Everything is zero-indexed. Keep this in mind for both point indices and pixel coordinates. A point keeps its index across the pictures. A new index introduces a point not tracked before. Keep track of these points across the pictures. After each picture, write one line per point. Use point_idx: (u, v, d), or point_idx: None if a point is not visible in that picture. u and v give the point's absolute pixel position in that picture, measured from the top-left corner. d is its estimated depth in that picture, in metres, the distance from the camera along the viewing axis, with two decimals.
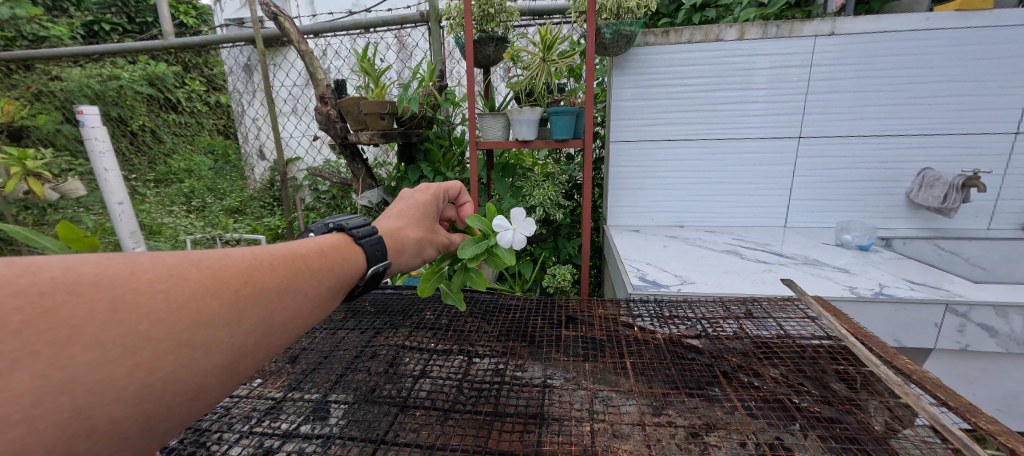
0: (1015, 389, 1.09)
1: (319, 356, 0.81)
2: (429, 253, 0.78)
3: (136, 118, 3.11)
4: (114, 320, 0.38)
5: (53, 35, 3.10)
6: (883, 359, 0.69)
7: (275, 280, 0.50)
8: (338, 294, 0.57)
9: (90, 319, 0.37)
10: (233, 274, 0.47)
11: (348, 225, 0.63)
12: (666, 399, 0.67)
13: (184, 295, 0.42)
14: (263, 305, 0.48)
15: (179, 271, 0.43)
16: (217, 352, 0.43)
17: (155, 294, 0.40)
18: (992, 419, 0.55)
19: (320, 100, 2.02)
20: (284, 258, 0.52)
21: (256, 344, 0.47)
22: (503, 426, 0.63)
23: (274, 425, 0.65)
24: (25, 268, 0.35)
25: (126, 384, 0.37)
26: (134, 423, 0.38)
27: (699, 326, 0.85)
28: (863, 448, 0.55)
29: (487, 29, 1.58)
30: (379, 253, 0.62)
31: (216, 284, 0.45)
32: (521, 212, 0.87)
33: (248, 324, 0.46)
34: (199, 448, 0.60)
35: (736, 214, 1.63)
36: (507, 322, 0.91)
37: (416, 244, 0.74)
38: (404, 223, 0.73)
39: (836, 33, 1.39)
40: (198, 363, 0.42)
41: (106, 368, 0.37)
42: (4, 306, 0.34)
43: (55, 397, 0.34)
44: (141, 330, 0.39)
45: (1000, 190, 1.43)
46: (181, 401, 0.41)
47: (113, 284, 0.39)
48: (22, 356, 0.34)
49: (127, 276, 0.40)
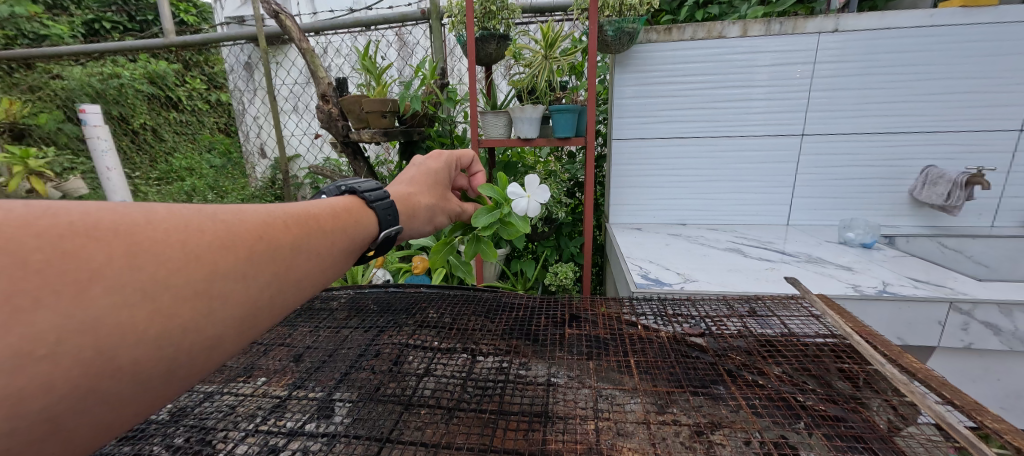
0: (1020, 387, 1.08)
1: (323, 355, 0.81)
2: (440, 220, 0.78)
3: (136, 116, 3.11)
4: (134, 266, 0.37)
5: (54, 34, 3.11)
6: (888, 358, 0.69)
7: (290, 238, 0.49)
8: (349, 257, 0.57)
9: (110, 264, 0.36)
10: (249, 229, 0.46)
11: (360, 188, 0.62)
12: (671, 398, 0.67)
13: (202, 247, 0.41)
14: (278, 261, 0.47)
15: (196, 222, 0.42)
16: (234, 304, 0.43)
17: (173, 244, 0.39)
18: (999, 417, 0.55)
19: (322, 98, 2.00)
20: (298, 217, 0.51)
21: (272, 299, 0.46)
22: (508, 424, 0.63)
23: (279, 423, 0.65)
24: (44, 211, 0.34)
25: (146, 330, 0.37)
26: (155, 368, 0.38)
27: (702, 325, 0.85)
28: (869, 447, 0.55)
29: (489, 27, 1.57)
30: (391, 217, 0.62)
31: (231, 237, 0.44)
32: (535, 180, 0.92)
33: (263, 278, 0.45)
34: (204, 447, 0.60)
35: (738, 213, 1.63)
36: (511, 319, 0.91)
37: (429, 211, 0.74)
38: (417, 190, 0.73)
39: (839, 30, 1.38)
40: (216, 313, 0.41)
41: (126, 311, 0.36)
42: (25, 245, 0.33)
43: (77, 336, 0.34)
44: (160, 278, 0.38)
45: (1004, 187, 1.43)
46: (200, 350, 0.41)
47: (130, 231, 0.38)
48: (44, 295, 0.33)
49: (143, 225, 0.39)
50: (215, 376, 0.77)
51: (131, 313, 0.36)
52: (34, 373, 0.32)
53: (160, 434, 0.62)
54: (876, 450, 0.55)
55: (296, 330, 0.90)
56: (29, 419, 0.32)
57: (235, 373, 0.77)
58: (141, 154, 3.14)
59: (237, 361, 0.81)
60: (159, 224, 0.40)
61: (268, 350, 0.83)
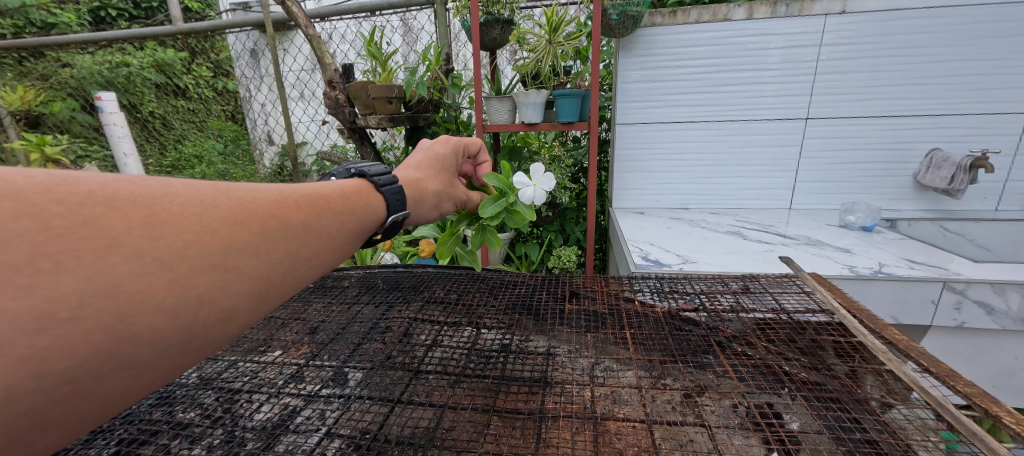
0: (1010, 365, 1.11)
1: (336, 328, 0.85)
2: (446, 207, 0.82)
3: (145, 104, 3.15)
4: (151, 236, 0.38)
5: (62, 22, 3.14)
6: (872, 330, 0.72)
7: (301, 217, 0.50)
8: (358, 237, 0.58)
9: (128, 232, 0.37)
10: (262, 207, 0.47)
11: (370, 172, 0.65)
12: (664, 367, 0.70)
13: (216, 221, 0.42)
14: (290, 238, 0.48)
15: (210, 198, 0.43)
16: (248, 278, 0.44)
17: (189, 217, 0.40)
18: (970, 382, 0.59)
19: (328, 84, 2.01)
20: (308, 197, 0.52)
21: (284, 275, 0.47)
22: (511, 389, 0.67)
23: (300, 386, 0.71)
24: (63, 179, 0.35)
25: (163, 298, 0.38)
26: (173, 336, 0.39)
27: (697, 300, 0.88)
28: (843, 407, 0.60)
29: (492, 12, 1.61)
30: (399, 202, 0.64)
31: (244, 213, 0.45)
32: (540, 169, 0.95)
33: (276, 255, 0.46)
34: (232, 405, 0.66)
35: (741, 197, 1.65)
36: (513, 296, 0.95)
37: (435, 197, 0.77)
38: (423, 175, 0.76)
39: (847, 11, 1.38)
40: (231, 286, 0.42)
41: (144, 279, 0.37)
42: (45, 210, 0.34)
43: (98, 301, 0.35)
44: (177, 249, 0.39)
45: (1009, 171, 1.43)
46: (215, 322, 0.42)
47: (147, 202, 0.39)
48: (66, 260, 0.34)
49: (160, 197, 0.40)
50: (239, 346, 0.82)
51: (149, 281, 0.37)
52: (58, 334, 0.33)
53: (189, 396, 0.68)
54: (850, 409, 0.60)
55: (312, 305, 0.95)
56: (52, 378, 0.33)
57: (255, 344, 0.82)
58: (152, 141, 3.18)
59: (258, 333, 0.86)
60: (176, 196, 0.41)
61: (286, 323, 0.88)
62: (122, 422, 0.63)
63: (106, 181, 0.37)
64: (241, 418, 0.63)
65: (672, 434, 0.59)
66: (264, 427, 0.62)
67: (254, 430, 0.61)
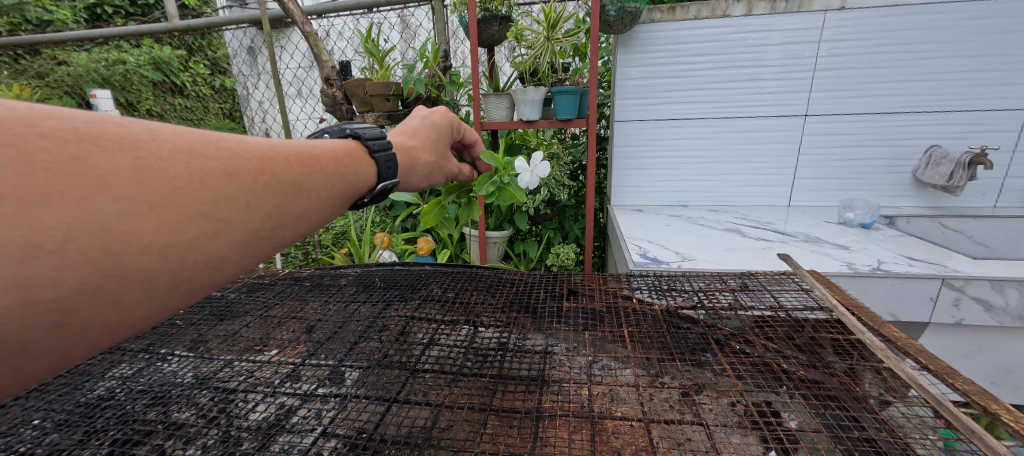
0: (1010, 361, 1.11)
1: (333, 326, 0.85)
2: (436, 179, 0.81)
3: (142, 102, 3.12)
4: (138, 176, 0.36)
5: (58, 19, 3.12)
6: (872, 328, 0.72)
7: (292, 174, 0.48)
8: (347, 201, 0.57)
9: (116, 173, 0.36)
10: (251, 162, 0.45)
11: (365, 135, 0.62)
12: (661, 364, 0.71)
13: (205, 169, 0.41)
14: (279, 195, 0.46)
15: (199, 146, 0.41)
16: (238, 228, 0.42)
17: (177, 165, 0.39)
18: (969, 380, 0.59)
19: (325, 82, 2.01)
20: (300, 154, 0.50)
21: (272, 230, 0.46)
22: (507, 387, 0.67)
23: (295, 386, 0.70)
24: (50, 115, 0.34)
25: (151, 240, 0.36)
26: (160, 279, 0.38)
27: (695, 297, 0.88)
28: (843, 406, 0.60)
29: (491, 9, 1.60)
30: (390, 171, 0.62)
31: (234, 165, 0.43)
32: (540, 156, 0.96)
33: (265, 209, 0.45)
34: (227, 405, 0.66)
35: (740, 194, 1.65)
36: (510, 294, 0.95)
37: (427, 168, 0.76)
38: (417, 145, 0.75)
39: (847, 7, 1.38)
40: (219, 236, 0.41)
41: (134, 220, 0.36)
42: (31, 144, 0.33)
43: (84, 238, 0.34)
44: (165, 193, 0.38)
45: (1008, 167, 1.43)
46: (203, 269, 0.40)
47: (135, 145, 0.38)
48: (53, 194, 0.33)
49: (148, 141, 0.38)
50: (233, 345, 0.81)
51: (138, 223, 0.36)
52: (44, 264, 0.32)
53: (185, 395, 0.67)
54: (850, 408, 0.60)
55: (308, 304, 0.95)
56: (36, 308, 0.32)
57: (252, 343, 0.82)
58: None
59: (253, 332, 0.85)
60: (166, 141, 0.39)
61: (282, 323, 0.88)
62: (114, 422, 0.62)
63: (93, 119, 0.36)
64: (236, 418, 0.63)
65: (669, 433, 0.58)
66: (259, 427, 0.61)
67: (249, 429, 0.61)
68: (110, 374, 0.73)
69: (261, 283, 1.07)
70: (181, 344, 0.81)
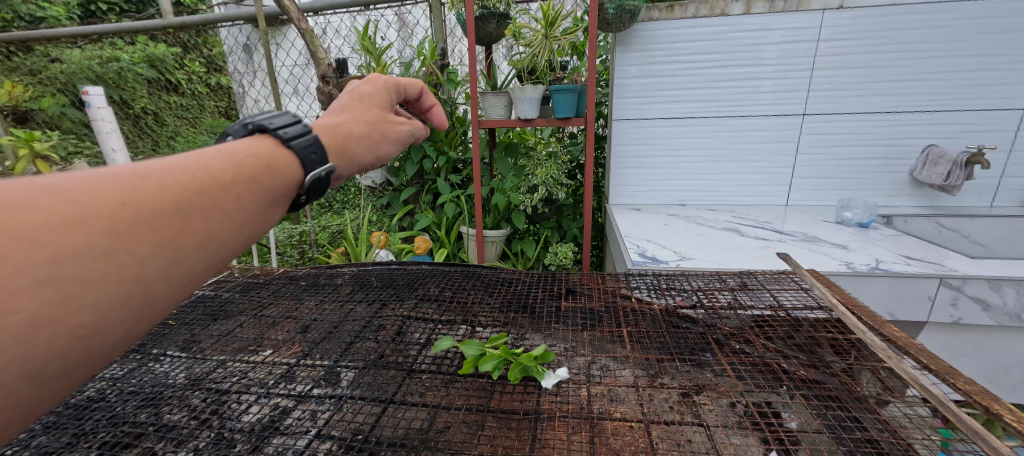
0: (1006, 360, 1.11)
1: (329, 326, 0.84)
2: (389, 151, 0.62)
3: (137, 99, 2.90)
4: (68, 234, 0.31)
5: (49, 16, 3.01)
6: (871, 327, 0.72)
7: (251, 179, 0.42)
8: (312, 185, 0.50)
9: (36, 234, 0.30)
10: (194, 177, 0.38)
11: (273, 126, 0.46)
12: (661, 364, 0.70)
13: (142, 204, 0.34)
14: (239, 205, 0.40)
15: (126, 178, 0.34)
16: (201, 252, 0.37)
17: (108, 208, 0.33)
18: (970, 379, 0.58)
19: (322, 79, 1.98)
20: (248, 152, 0.43)
21: (237, 245, 0.40)
22: (505, 388, 0.67)
23: (289, 386, 0.69)
24: None
25: (103, 291, 0.32)
26: (128, 318, 0.34)
27: (694, 297, 0.87)
28: (844, 406, 0.60)
29: (488, 6, 1.59)
30: (317, 157, 0.47)
31: (175, 188, 0.36)
32: None
33: (228, 227, 0.39)
34: (219, 407, 0.64)
35: (737, 193, 1.64)
36: (508, 293, 0.94)
37: (368, 142, 0.58)
38: (347, 119, 0.57)
39: (846, 6, 1.37)
40: (182, 266, 0.36)
41: (77, 281, 0.31)
42: None
43: (26, 308, 0.29)
44: (104, 242, 0.32)
45: (1005, 167, 1.43)
46: (171, 298, 0.37)
47: (44, 193, 0.31)
48: None
49: (57, 187, 0.31)
50: (227, 345, 0.80)
51: (82, 280, 0.31)
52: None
53: (176, 397, 0.66)
54: (851, 408, 0.59)
55: (303, 304, 0.93)
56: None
57: (246, 343, 0.80)
58: (144, 139, 2.95)
59: (247, 332, 0.84)
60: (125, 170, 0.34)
61: (277, 322, 0.87)
62: (105, 424, 0.61)
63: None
64: (230, 420, 0.62)
65: (670, 434, 0.58)
66: (253, 429, 0.60)
67: (243, 431, 0.60)
68: (100, 375, 0.71)
69: (255, 282, 1.05)
70: (174, 344, 0.80)
